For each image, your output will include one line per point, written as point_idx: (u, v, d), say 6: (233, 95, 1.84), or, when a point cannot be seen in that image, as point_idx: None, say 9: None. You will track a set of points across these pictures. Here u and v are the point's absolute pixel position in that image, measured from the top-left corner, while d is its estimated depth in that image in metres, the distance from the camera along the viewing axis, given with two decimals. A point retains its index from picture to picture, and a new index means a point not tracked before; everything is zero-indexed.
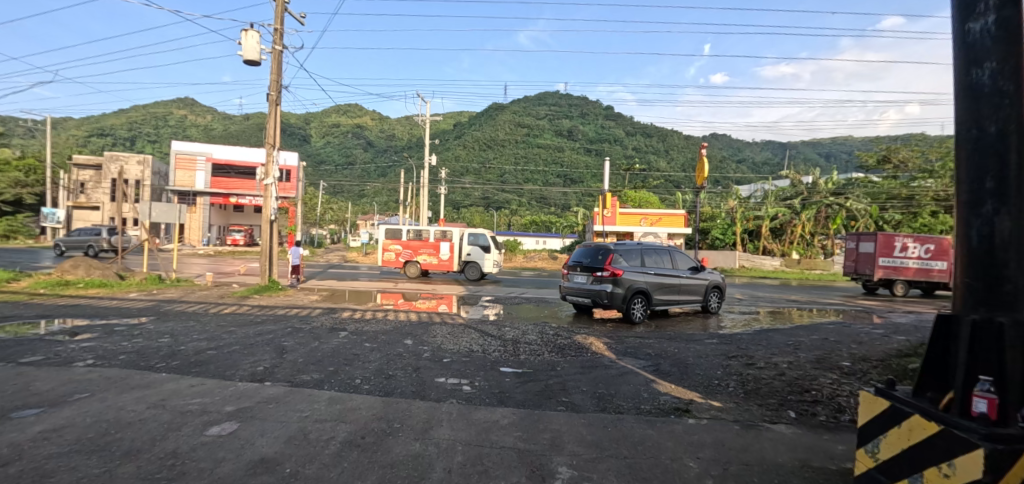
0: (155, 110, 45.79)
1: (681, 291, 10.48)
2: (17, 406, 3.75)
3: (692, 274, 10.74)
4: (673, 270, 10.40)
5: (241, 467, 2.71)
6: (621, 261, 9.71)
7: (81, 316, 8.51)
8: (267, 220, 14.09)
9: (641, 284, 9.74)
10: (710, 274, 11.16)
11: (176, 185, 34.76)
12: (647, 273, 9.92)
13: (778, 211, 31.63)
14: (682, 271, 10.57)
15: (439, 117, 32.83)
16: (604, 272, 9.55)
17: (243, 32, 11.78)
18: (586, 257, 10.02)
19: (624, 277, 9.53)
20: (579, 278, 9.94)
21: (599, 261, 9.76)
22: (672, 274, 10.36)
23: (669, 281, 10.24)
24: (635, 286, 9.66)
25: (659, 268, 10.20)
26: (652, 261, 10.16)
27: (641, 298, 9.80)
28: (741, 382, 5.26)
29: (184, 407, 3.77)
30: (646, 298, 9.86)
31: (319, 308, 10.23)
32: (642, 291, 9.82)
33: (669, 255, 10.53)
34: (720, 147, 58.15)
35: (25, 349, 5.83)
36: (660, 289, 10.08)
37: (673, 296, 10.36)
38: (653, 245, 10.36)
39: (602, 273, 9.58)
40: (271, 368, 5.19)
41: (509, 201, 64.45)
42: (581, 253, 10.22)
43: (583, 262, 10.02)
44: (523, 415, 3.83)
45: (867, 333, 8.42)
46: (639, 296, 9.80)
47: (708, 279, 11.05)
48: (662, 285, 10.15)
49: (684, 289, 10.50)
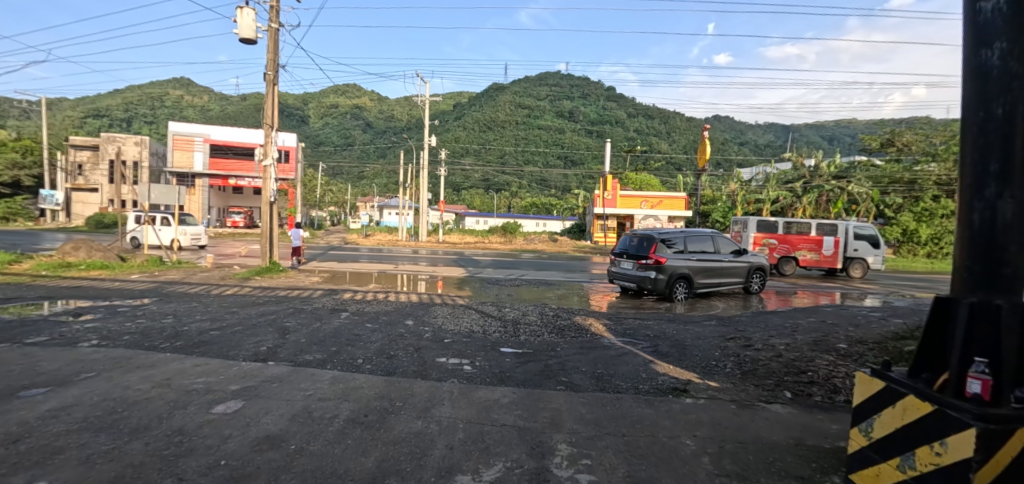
0: (151, 91, 45.28)
1: (722, 274, 10.56)
2: (23, 386, 3.79)
3: (734, 258, 10.82)
4: (716, 255, 10.48)
5: (246, 444, 2.77)
6: (666, 249, 9.88)
7: (84, 297, 8.59)
8: (267, 201, 14.03)
9: (684, 270, 9.90)
10: (752, 257, 11.20)
11: (175, 167, 34.69)
12: (690, 258, 10.05)
13: (779, 194, 31.50)
14: (725, 255, 10.65)
15: (439, 98, 32.44)
16: (649, 260, 9.79)
17: (238, 9, 11.52)
18: (633, 244, 10.32)
19: (668, 264, 9.74)
20: (626, 265, 10.29)
21: (644, 249, 10.00)
22: (715, 258, 10.43)
23: (712, 266, 10.36)
24: (678, 272, 9.85)
25: (704, 254, 10.30)
26: (696, 247, 10.26)
27: (684, 283, 10.02)
28: (738, 363, 5.32)
29: (190, 386, 3.83)
30: (689, 283, 10.06)
31: (320, 289, 10.30)
32: (685, 276, 10.00)
33: (713, 240, 10.59)
34: (722, 129, 57.75)
35: (31, 330, 5.90)
36: (703, 273, 10.20)
37: (715, 279, 10.47)
38: (697, 230, 10.43)
39: (646, 261, 9.83)
40: (274, 347, 5.26)
41: (509, 182, 64.31)
42: (628, 240, 10.52)
43: (630, 250, 10.30)
44: (523, 394, 3.89)
45: (864, 316, 8.50)
46: (681, 281, 10.01)
47: (750, 262, 11.10)
48: (705, 269, 10.26)
49: (726, 272, 10.60)
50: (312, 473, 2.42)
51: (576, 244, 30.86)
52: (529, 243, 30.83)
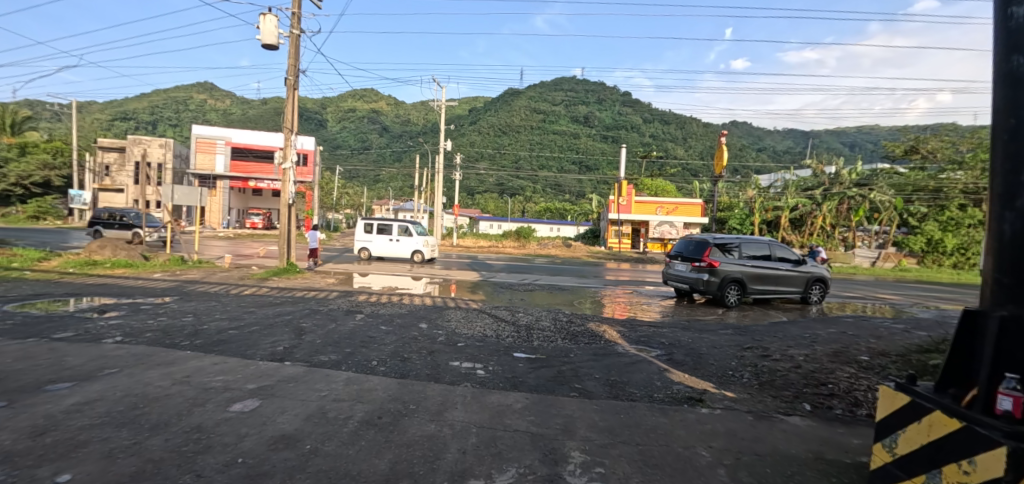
0: (176, 95, 46.58)
1: (778, 282, 10.41)
2: (50, 380, 3.91)
3: (792, 267, 10.61)
4: (772, 262, 10.40)
5: (261, 443, 2.80)
6: (720, 253, 10.01)
7: (109, 294, 8.82)
8: (285, 203, 14.27)
9: (737, 274, 9.96)
10: (814, 268, 10.87)
11: (196, 169, 35.49)
12: (744, 264, 10.08)
13: (798, 202, 30.93)
14: (782, 264, 10.51)
15: (455, 103, 32.66)
16: (701, 263, 9.95)
17: (261, 16, 11.79)
18: (687, 247, 10.51)
19: (721, 267, 9.86)
20: (680, 267, 10.51)
21: (697, 252, 10.18)
22: (770, 265, 10.35)
23: (767, 273, 10.29)
24: (731, 276, 9.91)
25: (759, 261, 10.28)
26: (751, 253, 10.28)
27: (736, 287, 10.06)
28: (755, 373, 5.23)
29: (208, 384, 3.90)
30: (742, 288, 10.08)
31: (336, 291, 10.44)
32: (737, 281, 10.03)
33: (770, 248, 10.53)
34: (739, 135, 57.15)
35: (58, 325, 6.08)
36: (756, 279, 10.17)
37: (770, 287, 10.36)
38: (753, 237, 10.44)
39: (699, 264, 10.00)
40: (290, 348, 5.32)
41: (523, 187, 64.32)
42: (683, 243, 10.73)
43: (684, 252, 10.52)
44: (536, 399, 3.88)
45: (886, 328, 8.25)
46: (734, 285, 10.04)
47: (811, 272, 10.79)
48: (759, 275, 10.22)
49: (781, 280, 10.44)
50: (326, 475, 2.43)
51: (589, 250, 30.75)
52: (543, 248, 30.79)
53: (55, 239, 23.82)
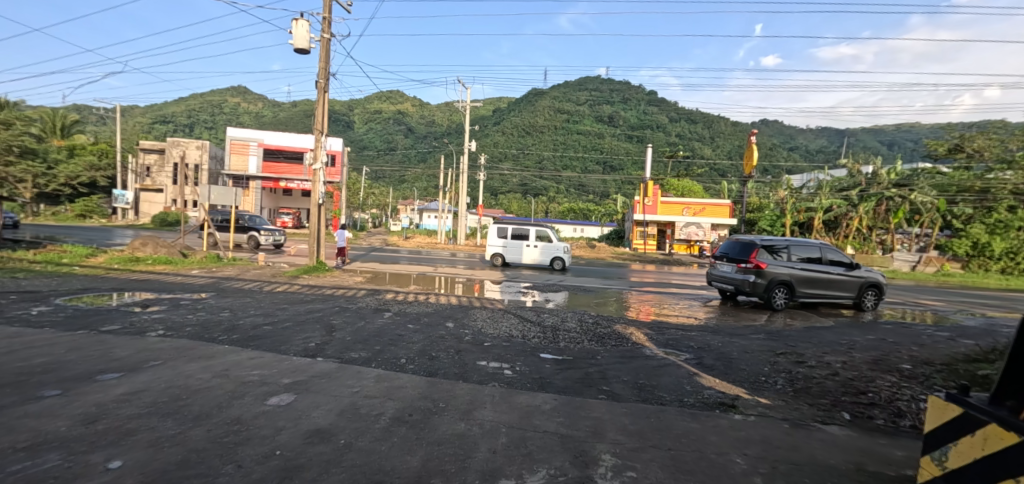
0: (211, 99, 48.40)
1: (829, 286, 10.07)
2: (100, 370, 4.12)
3: (845, 272, 10.22)
4: (823, 266, 10.07)
5: (297, 437, 2.88)
6: (768, 255, 9.79)
7: (150, 290, 9.23)
8: (315, 203, 14.65)
9: (785, 277, 9.71)
10: (867, 273, 10.45)
11: (231, 170, 36.76)
12: (793, 266, 9.82)
13: (833, 203, 29.86)
14: (834, 268, 10.15)
15: (479, 104, 32.82)
16: (748, 264, 9.77)
17: (293, 20, 12.12)
18: (733, 248, 10.31)
19: (768, 269, 9.66)
20: (725, 268, 10.34)
21: (744, 253, 9.99)
22: (821, 268, 10.03)
23: (817, 277, 9.97)
24: (778, 278, 9.69)
25: (809, 264, 9.99)
26: (801, 256, 10.01)
27: (784, 290, 9.83)
28: (789, 379, 5.07)
29: (245, 378, 4.04)
30: (790, 291, 9.84)
31: (364, 289, 10.65)
32: (785, 283, 9.79)
33: (820, 251, 10.20)
34: (769, 134, 55.62)
35: (105, 318, 6.40)
36: (806, 282, 9.88)
37: (820, 290, 10.03)
38: (804, 240, 10.14)
39: (746, 265, 9.82)
40: (321, 344, 5.46)
41: (547, 187, 64.19)
42: (729, 244, 10.54)
43: (730, 253, 10.34)
44: (564, 401, 3.86)
45: (930, 335, 7.88)
46: (782, 288, 9.80)
47: (865, 277, 10.38)
48: (809, 279, 9.92)
49: (833, 285, 10.09)
50: (361, 469, 2.48)
51: (614, 251, 30.40)
52: None
53: (101, 237, 25.14)
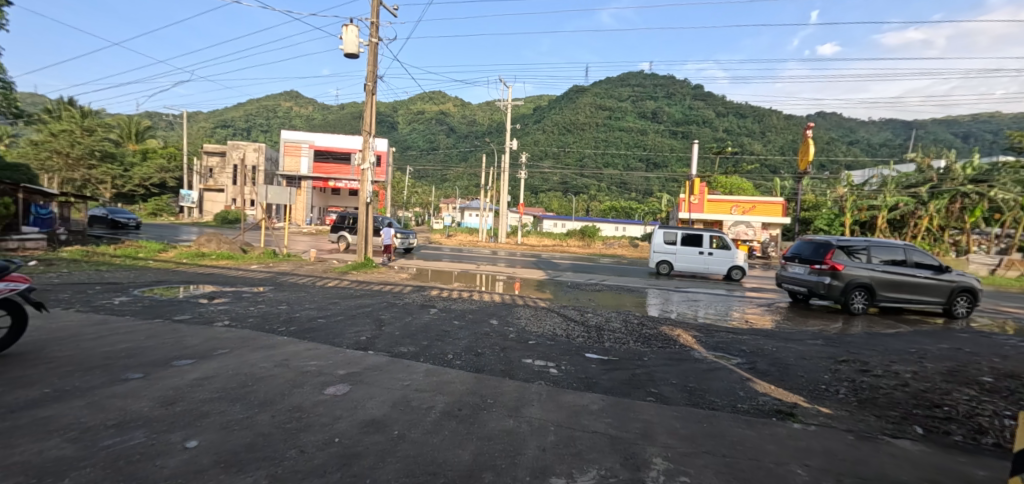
0: (266, 103, 51.18)
1: (915, 290, 9.38)
2: (176, 356, 4.46)
3: (935, 275, 9.47)
4: (909, 268, 9.40)
5: (354, 426, 3.00)
6: (845, 256, 9.28)
7: (215, 283, 9.89)
8: (363, 202, 15.17)
9: (865, 279, 9.17)
10: (959, 276, 9.61)
11: (284, 170, 38.66)
12: (874, 268, 9.24)
13: (899, 200, 27.73)
14: (921, 270, 9.43)
15: (520, 102, 32.87)
16: (823, 266, 9.33)
17: (343, 27, 12.60)
18: (807, 249, 9.89)
19: (846, 271, 9.16)
20: (797, 269, 9.94)
21: (819, 254, 9.55)
22: (906, 271, 9.36)
23: (901, 280, 9.32)
24: (858, 281, 9.17)
25: (893, 266, 9.35)
26: (883, 257, 9.39)
27: (863, 293, 9.29)
28: (852, 389, 4.78)
29: (304, 367, 4.26)
30: (870, 294, 9.27)
31: (409, 285, 10.95)
32: (865, 286, 9.24)
33: (905, 252, 9.53)
34: (826, 128, 52.45)
35: (177, 309, 6.93)
36: (889, 285, 9.27)
37: (905, 295, 9.37)
38: (886, 240, 9.53)
39: (821, 266, 9.37)
40: (372, 338, 5.67)
41: (588, 186, 63.44)
42: (801, 245, 10.12)
43: (803, 254, 9.93)
44: (612, 402, 3.82)
45: (1015, 346, 7.19)
46: (861, 291, 9.27)
47: (958, 281, 9.54)
48: (892, 282, 9.29)
49: (920, 289, 9.39)
50: (415, 460, 2.56)
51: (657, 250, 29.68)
52: (608, 248, 30.16)
53: (170, 234, 27.13)
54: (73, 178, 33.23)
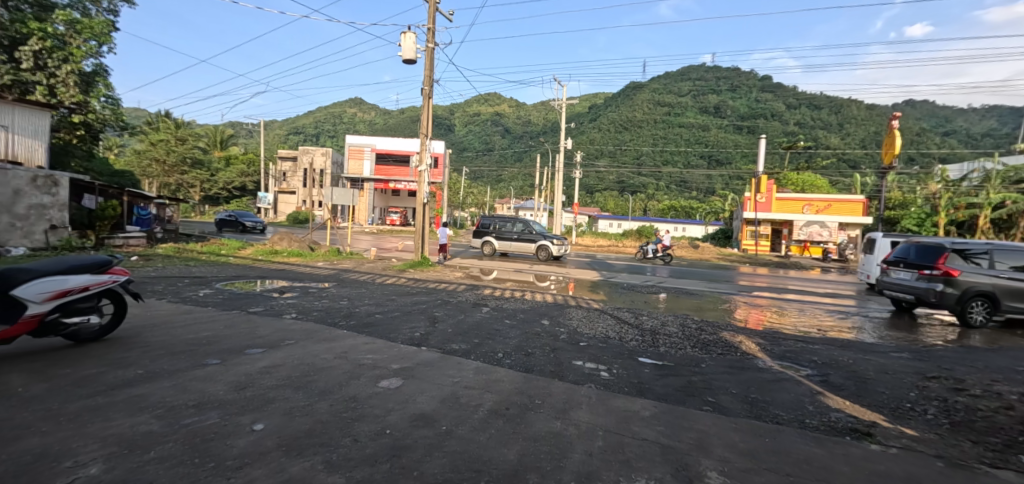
0: (333, 110, 54.28)
1: None
2: (248, 345, 4.83)
3: None
4: None
5: (404, 419, 3.09)
6: (962, 260, 8.34)
7: (285, 278, 10.61)
8: (421, 203, 15.66)
9: (987, 287, 8.17)
10: None
11: (349, 173, 40.76)
12: (999, 275, 8.20)
13: (1005, 197, 24.56)
14: None
15: (575, 101, 32.53)
16: (934, 271, 8.44)
17: (402, 34, 13.04)
18: (914, 253, 9.02)
19: (962, 277, 8.22)
20: (902, 275, 9.08)
21: (929, 258, 8.67)
22: None
23: None
24: (977, 289, 8.19)
25: (1023, 274, 8.24)
26: (1011, 263, 8.30)
27: (984, 303, 8.27)
28: (945, 409, 4.26)
29: (361, 360, 4.45)
30: (993, 305, 8.24)
31: (463, 284, 11.16)
32: (987, 295, 8.22)
33: None
34: (916, 117, 47.49)
35: (252, 301, 7.50)
36: (1017, 295, 8.17)
37: None
38: (1014, 244, 8.42)
39: (931, 272, 8.50)
40: (425, 334, 5.82)
41: (645, 185, 61.71)
42: (907, 249, 9.25)
43: (908, 258, 9.07)
44: (665, 409, 3.67)
45: None
46: (981, 300, 8.26)
47: None
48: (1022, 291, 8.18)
49: None
50: (461, 456, 2.59)
51: (719, 251, 28.31)
52: (666, 249, 29.15)
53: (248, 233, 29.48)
54: (169, 182, 37.20)
